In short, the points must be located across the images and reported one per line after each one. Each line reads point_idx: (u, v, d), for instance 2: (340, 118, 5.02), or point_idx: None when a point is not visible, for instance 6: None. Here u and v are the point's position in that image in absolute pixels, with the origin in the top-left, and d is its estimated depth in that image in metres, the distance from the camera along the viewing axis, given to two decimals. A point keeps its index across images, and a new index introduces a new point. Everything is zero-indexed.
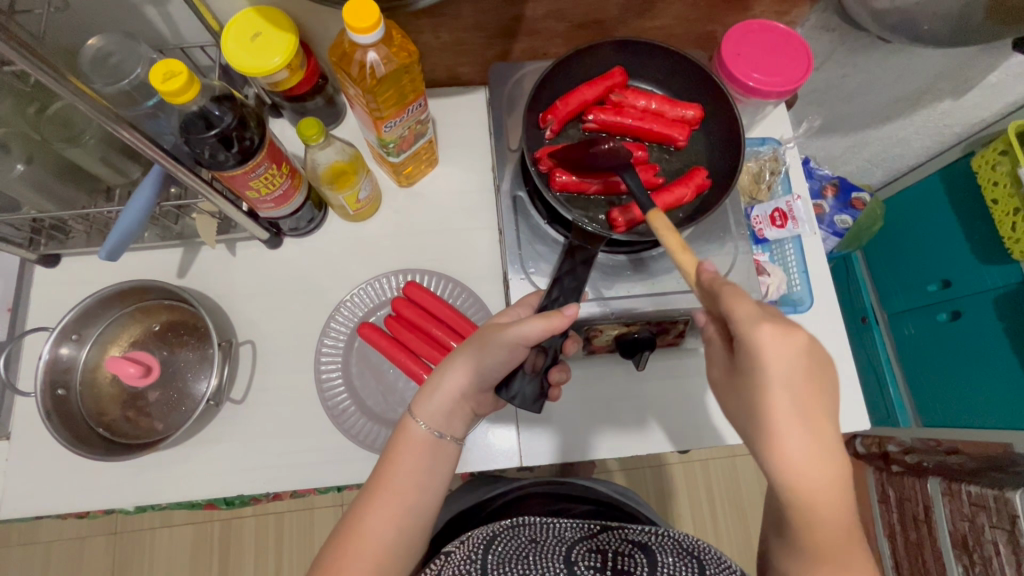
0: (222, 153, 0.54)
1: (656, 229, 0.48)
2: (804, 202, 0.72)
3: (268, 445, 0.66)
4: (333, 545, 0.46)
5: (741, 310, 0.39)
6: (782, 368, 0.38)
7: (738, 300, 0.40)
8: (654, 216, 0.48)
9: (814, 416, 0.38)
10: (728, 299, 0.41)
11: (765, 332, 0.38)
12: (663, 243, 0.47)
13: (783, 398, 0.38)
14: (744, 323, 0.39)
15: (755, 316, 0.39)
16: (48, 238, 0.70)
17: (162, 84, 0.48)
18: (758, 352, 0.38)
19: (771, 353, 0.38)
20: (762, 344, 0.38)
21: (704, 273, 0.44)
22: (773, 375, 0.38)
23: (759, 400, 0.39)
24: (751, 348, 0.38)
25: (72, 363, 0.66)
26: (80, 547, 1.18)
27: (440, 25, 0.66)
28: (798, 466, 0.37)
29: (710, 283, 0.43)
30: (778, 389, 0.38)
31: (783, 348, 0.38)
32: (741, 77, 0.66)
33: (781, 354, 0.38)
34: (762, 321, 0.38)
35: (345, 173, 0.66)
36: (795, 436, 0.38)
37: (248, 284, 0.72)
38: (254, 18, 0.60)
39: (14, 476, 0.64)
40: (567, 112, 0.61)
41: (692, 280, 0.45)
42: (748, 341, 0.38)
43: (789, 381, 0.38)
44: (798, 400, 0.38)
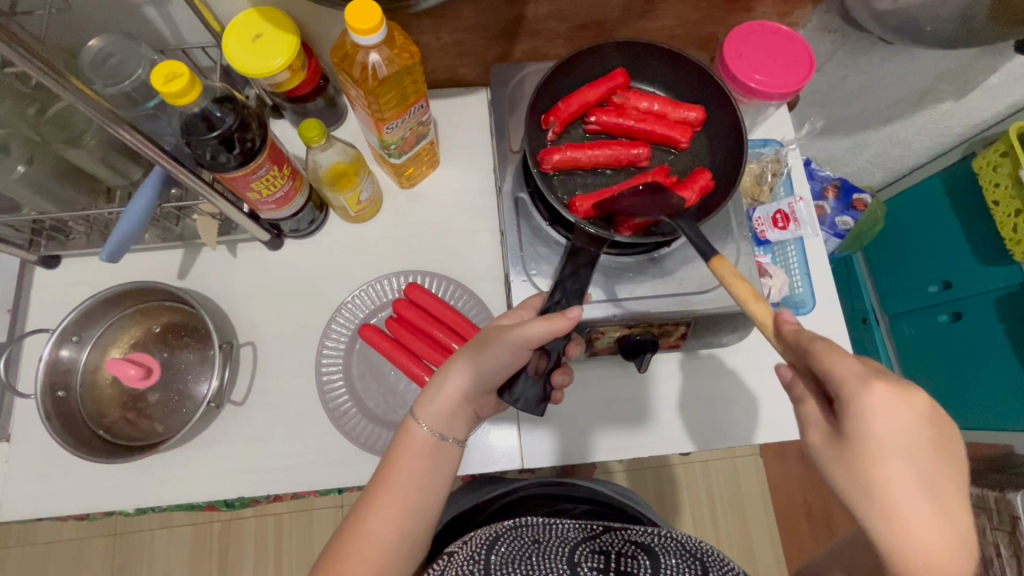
0: (223, 155, 0.54)
1: (724, 279, 0.44)
2: (807, 204, 0.72)
3: (269, 446, 0.65)
4: (337, 547, 0.46)
5: (843, 369, 0.37)
6: (901, 435, 0.36)
7: (837, 356, 0.37)
8: (719, 265, 0.45)
9: (939, 485, 0.36)
10: (823, 356, 0.38)
11: (873, 394, 0.36)
12: (734, 295, 0.44)
13: (903, 467, 0.36)
14: (851, 385, 0.36)
15: (859, 375, 0.37)
16: (48, 239, 0.70)
17: (163, 86, 0.48)
18: (872, 417, 0.36)
19: (885, 416, 0.36)
20: (876, 407, 0.36)
21: (785, 326, 0.41)
22: (889, 441, 0.36)
23: (874, 469, 0.36)
24: (864, 412, 0.36)
25: (72, 365, 0.66)
26: (79, 548, 1.18)
27: (441, 26, 0.65)
28: (925, 542, 0.35)
29: (794, 337, 0.40)
30: (897, 456, 0.36)
31: (900, 411, 0.36)
32: (743, 78, 0.66)
33: (898, 419, 0.36)
34: (872, 381, 0.36)
35: (346, 174, 0.65)
36: (916, 507, 0.35)
37: (248, 286, 0.71)
38: (254, 18, 0.60)
39: (14, 477, 0.64)
40: (569, 114, 0.61)
41: (769, 332, 0.43)
42: (860, 405, 0.36)
43: (909, 448, 0.36)
44: (919, 467, 0.36)
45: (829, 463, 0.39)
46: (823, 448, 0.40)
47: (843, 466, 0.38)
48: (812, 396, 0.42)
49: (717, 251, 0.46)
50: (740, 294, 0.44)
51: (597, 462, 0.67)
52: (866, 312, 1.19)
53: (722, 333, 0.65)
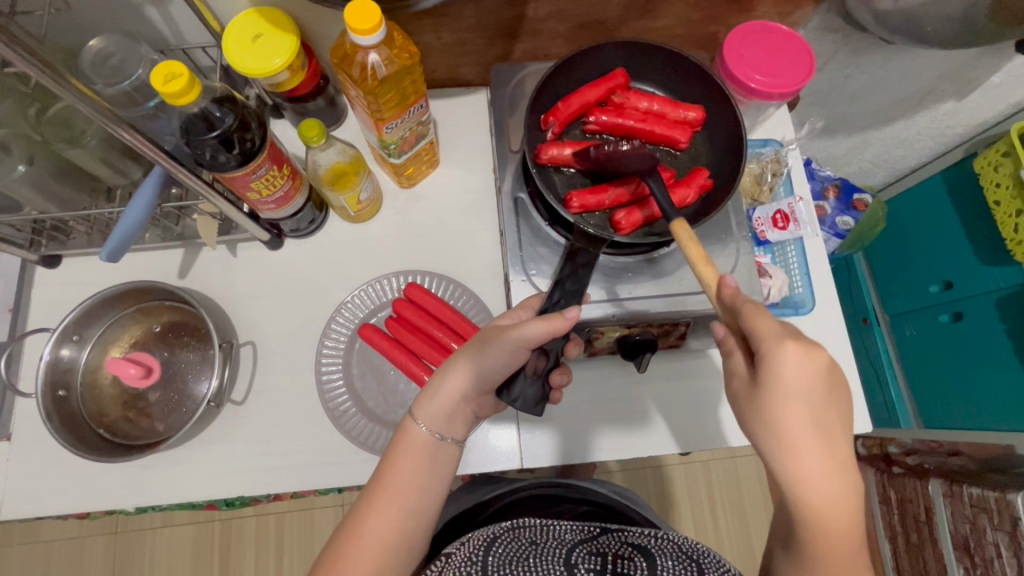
0: (223, 154, 0.54)
1: (681, 239, 0.47)
2: (807, 205, 0.72)
3: (268, 446, 0.66)
4: (335, 547, 0.46)
5: (763, 328, 0.41)
6: (802, 385, 0.40)
7: (760, 318, 0.42)
8: (678, 227, 0.47)
9: (830, 430, 0.40)
10: (749, 316, 0.42)
11: (786, 349, 0.40)
12: (688, 254, 0.45)
13: (801, 413, 0.40)
14: (767, 341, 0.40)
15: (777, 335, 0.41)
16: (48, 239, 0.70)
17: (163, 86, 0.48)
18: (780, 368, 0.40)
19: (792, 370, 0.40)
20: (785, 360, 0.39)
21: (727, 289, 0.44)
22: (794, 391, 0.40)
23: (778, 414, 0.40)
24: (772, 364, 0.40)
25: (72, 364, 0.66)
26: (81, 547, 1.18)
27: (441, 25, 0.65)
28: (811, 479, 0.39)
29: (731, 300, 0.44)
30: (797, 403, 0.40)
31: (804, 364, 0.39)
32: (743, 78, 0.66)
33: (803, 370, 0.39)
34: (785, 340, 0.40)
35: (346, 174, 0.66)
36: (809, 446, 0.39)
37: (249, 285, 0.72)
38: (255, 19, 0.60)
39: (15, 476, 0.64)
40: (569, 114, 0.61)
41: (712, 295, 0.45)
42: (770, 358, 0.40)
43: (807, 397, 0.40)
44: (815, 413, 0.40)
45: (745, 408, 0.43)
46: (743, 395, 0.44)
47: (754, 410, 0.42)
48: (737, 349, 0.45)
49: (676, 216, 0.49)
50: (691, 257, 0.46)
51: (597, 463, 0.66)
52: (868, 313, 1.19)
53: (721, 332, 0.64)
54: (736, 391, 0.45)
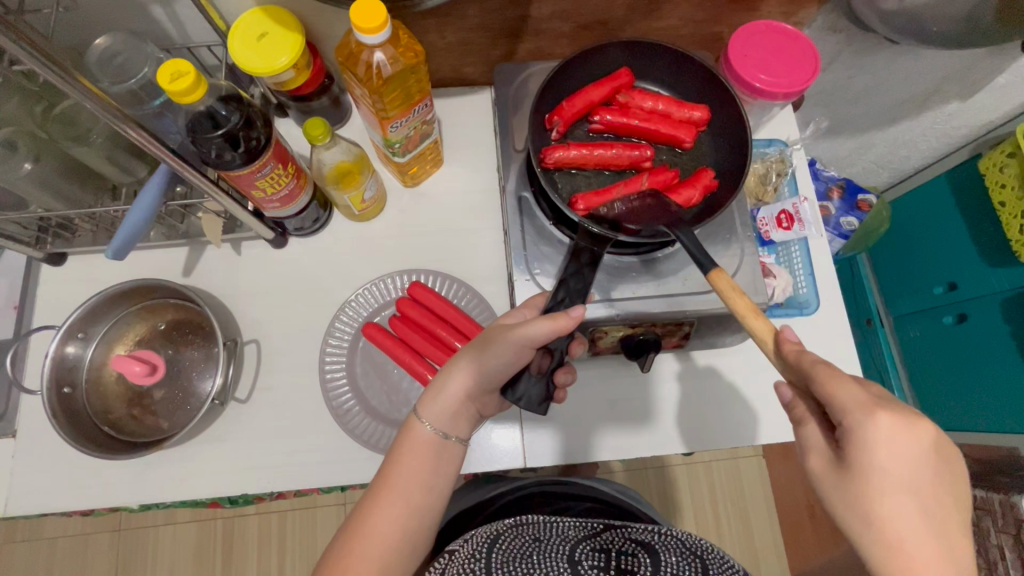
0: (228, 153, 0.54)
1: (723, 292, 0.46)
2: (812, 205, 0.71)
3: (272, 444, 0.66)
4: (340, 543, 0.46)
5: (848, 398, 0.38)
6: (904, 467, 0.36)
7: (839, 384, 0.39)
8: (717, 277, 0.46)
9: (943, 521, 0.36)
10: (827, 383, 0.40)
11: (880, 423, 0.37)
12: (734, 309, 0.45)
13: (906, 498, 0.36)
14: (856, 414, 0.38)
15: (863, 404, 0.38)
16: (54, 237, 0.70)
17: (169, 84, 0.48)
18: (876, 446, 0.37)
19: (889, 446, 0.37)
20: (881, 437, 0.37)
21: (787, 344, 0.43)
22: (894, 473, 0.37)
23: (878, 500, 0.37)
24: (867, 441, 0.37)
25: (77, 362, 0.66)
26: (84, 544, 1.19)
27: (445, 25, 0.66)
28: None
29: (795, 359, 0.42)
30: (899, 488, 0.36)
31: (905, 442, 0.36)
32: (748, 78, 0.66)
33: (903, 450, 0.37)
34: (877, 411, 0.37)
35: (350, 172, 0.66)
36: (921, 539, 0.36)
37: (253, 284, 0.72)
38: (261, 16, 0.60)
39: (19, 473, 0.65)
40: (574, 114, 0.60)
41: (770, 350, 0.44)
42: (863, 433, 0.37)
43: (913, 480, 0.37)
44: (922, 500, 0.37)
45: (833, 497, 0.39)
46: (824, 477, 0.40)
47: (846, 495, 0.38)
48: (811, 419, 0.43)
49: (716, 265, 0.48)
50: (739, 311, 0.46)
51: (600, 462, 0.66)
52: (872, 314, 1.19)
53: (725, 332, 0.64)
54: (814, 470, 0.41)
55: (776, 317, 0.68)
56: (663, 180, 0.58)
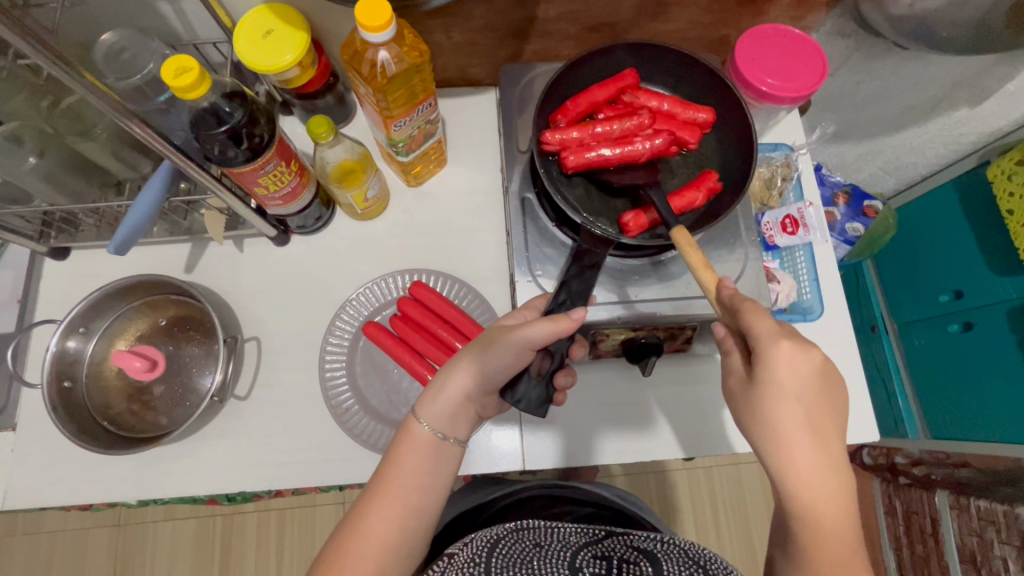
0: (231, 150, 0.54)
1: (680, 245, 0.49)
2: (817, 210, 0.71)
3: (271, 442, 0.65)
4: (335, 543, 0.46)
5: (761, 327, 0.42)
6: (795, 381, 0.41)
7: (758, 316, 0.43)
8: (679, 233, 0.49)
9: (821, 426, 0.42)
10: (747, 314, 0.43)
11: (780, 346, 0.41)
12: (688, 260, 0.48)
13: (795, 408, 0.42)
14: (764, 339, 0.42)
15: (773, 332, 0.42)
16: (58, 231, 0.70)
17: (173, 80, 0.47)
18: (772, 365, 0.41)
19: (787, 366, 0.41)
20: (778, 357, 0.41)
21: (726, 291, 0.46)
22: (786, 386, 0.42)
23: (771, 410, 0.42)
24: (769, 362, 0.42)
25: (78, 356, 0.66)
26: (84, 538, 1.19)
27: (452, 25, 0.65)
28: (802, 470, 0.41)
29: (729, 300, 0.46)
30: (788, 399, 0.42)
31: (794, 360, 0.41)
32: (755, 82, 0.66)
33: (794, 366, 0.41)
34: (782, 338, 0.42)
35: (353, 171, 0.66)
36: (802, 440, 0.41)
37: (255, 281, 0.72)
38: (266, 13, 0.61)
39: (18, 466, 0.65)
40: (577, 114, 0.60)
41: (713, 297, 0.47)
42: (767, 355, 0.42)
43: (801, 392, 0.42)
44: (808, 409, 0.42)
45: (741, 405, 0.45)
46: (738, 392, 0.46)
47: (749, 405, 0.44)
48: (735, 348, 0.47)
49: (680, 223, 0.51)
50: (692, 262, 0.48)
51: (600, 465, 0.66)
52: (877, 321, 1.18)
53: None
54: (732, 388, 0.47)
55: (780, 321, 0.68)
56: (656, 146, 0.57)
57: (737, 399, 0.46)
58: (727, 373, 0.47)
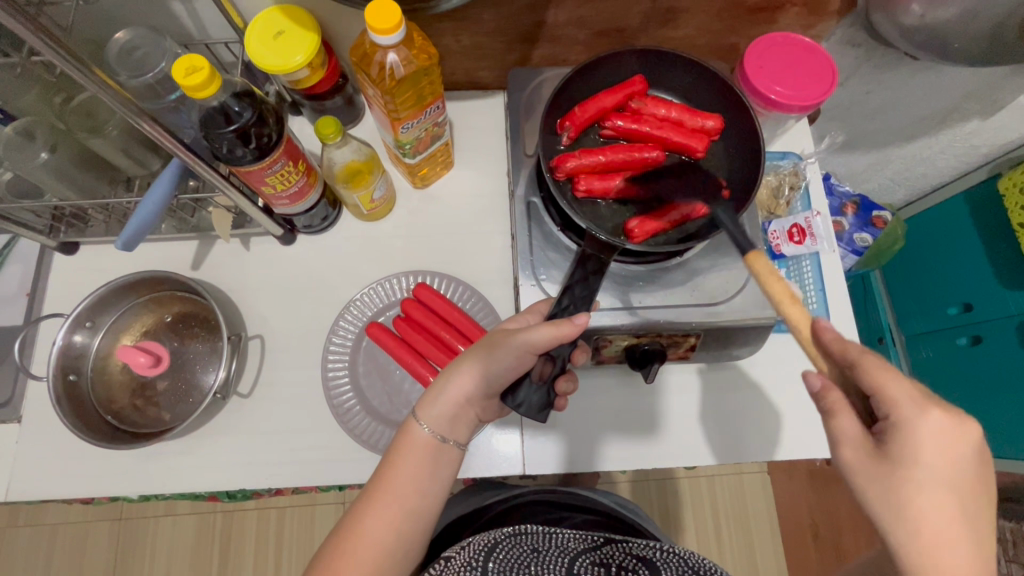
0: (240, 149, 0.54)
1: (760, 273, 0.43)
2: (825, 219, 0.70)
3: (272, 441, 0.66)
4: (333, 543, 0.46)
5: (901, 393, 0.38)
6: (950, 464, 0.37)
7: (889, 377, 0.39)
8: (756, 259, 0.43)
9: (976, 524, 0.37)
10: (875, 374, 0.39)
11: (928, 420, 0.37)
12: (771, 293, 0.42)
13: (947, 496, 0.37)
14: (909, 408, 0.38)
15: (915, 400, 0.38)
16: (68, 226, 0.71)
17: (184, 79, 0.48)
18: (921, 443, 0.37)
19: (937, 444, 0.37)
20: (928, 433, 0.37)
21: (825, 333, 0.41)
22: (935, 470, 0.37)
23: (919, 497, 0.37)
24: (916, 436, 0.37)
25: (84, 351, 0.66)
26: (85, 531, 1.20)
27: (461, 29, 0.66)
28: (957, 574, 0.35)
29: (836, 345, 0.41)
30: (941, 486, 0.37)
31: (949, 440, 0.37)
32: (763, 90, 0.66)
33: (947, 447, 0.37)
34: (930, 408, 0.37)
35: (360, 172, 0.66)
36: (957, 537, 0.36)
37: (260, 280, 0.72)
38: (278, 15, 0.61)
39: (21, 458, 0.65)
40: (585, 120, 0.60)
41: (803, 335, 0.42)
42: (914, 428, 0.37)
43: (953, 478, 0.37)
44: (961, 500, 0.37)
45: (867, 487, 0.39)
46: (858, 468, 0.39)
47: (885, 487, 0.38)
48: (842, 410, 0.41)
49: (754, 245, 0.44)
50: (774, 293, 0.43)
51: (601, 472, 0.66)
52: (884, 333, 1.16)
53: (733, 346, 0.63)
54: (846, 461, 0.40)
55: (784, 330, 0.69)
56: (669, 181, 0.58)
57: (859, 477, 0.39)
58: (841, 442, 0.40)
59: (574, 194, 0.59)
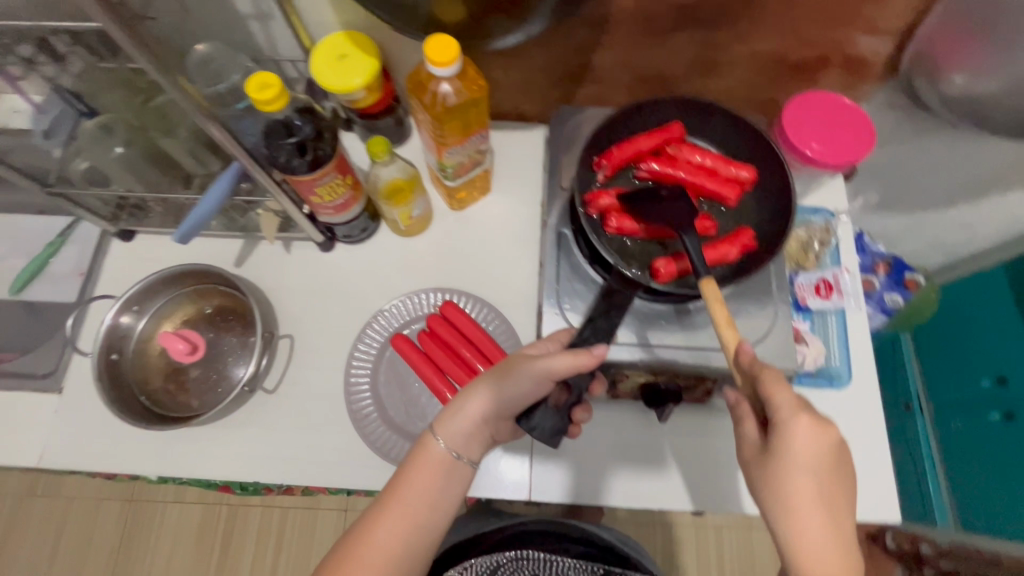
0: (296, 159, 0.59)
1: (707, 299, 0.49)
2: (852, 277, 0.71)
3: (290, 438, 0.68)
4: (343, 547, 0.48)
5: (780, 398, 0.44)
6: (813, 453, 0.43)
7: (778, 387, 0.45)
8: (706, 286, 0.50)
9: (835, 503, 0.43)
10: (768, 384, 0.45)
11: (799, 421, 0.43)
12: (712, 317, 0.48)
13: (808, 479, 0.43)
14: (783, 411, 0.44)
15: (791, 405, 0.44)
16: (129, 215, 0.76)
17: (256, 93, 0.52)
18: (790, 436, 0.43)
19: (805, 438, 0.43)
20: (800, 430, 0.43)
21: (745, 355, 0.47)
22: (803, 459, 0.43)
23: (787, 481, 0.43)
24: (786, 431, 0.44)
25: (128, 332, 0.71)
26: (96, 508, 1.23)
27: (510, 64, 0.70)
28: (813, 543, 0.41)
29: (751, 367, 0.46)
30: (804, 471, 0.43)
31: (813, 434, 0.43)
32: (799, 145, 0.68)
33: (811, 441, 0.43)
34: (800, 412, 0.44)
35: (403, 190, 0.69)
36: (814, 513, 0.42)
37: (296, 282, 0.76)
38: (344, 39, 0.66)
39: (57, 428, 0.69)
40: (621, 159, 0.62)
41: (730, 357, 0.48)
42: (785, 425, 0.44)
43: (816, 463, 0.43)
44: (821, 483, 0.43)
45: (754, 474, 0.46)
46: (753, 460, 0.47)
47: (763, 474, 0.45)
48: (749, 417, 0.49)
49: (708, 274, 0.51)
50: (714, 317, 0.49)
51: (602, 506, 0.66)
52: (910, 397, 1.10)
53: None
54: (746, 457, 0.48)
55: (805, 386, 0.67)
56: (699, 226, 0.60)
57: (750, 467, 0.47)
58: (742, 442, 0.49)
59: (604, 231, 0.61)
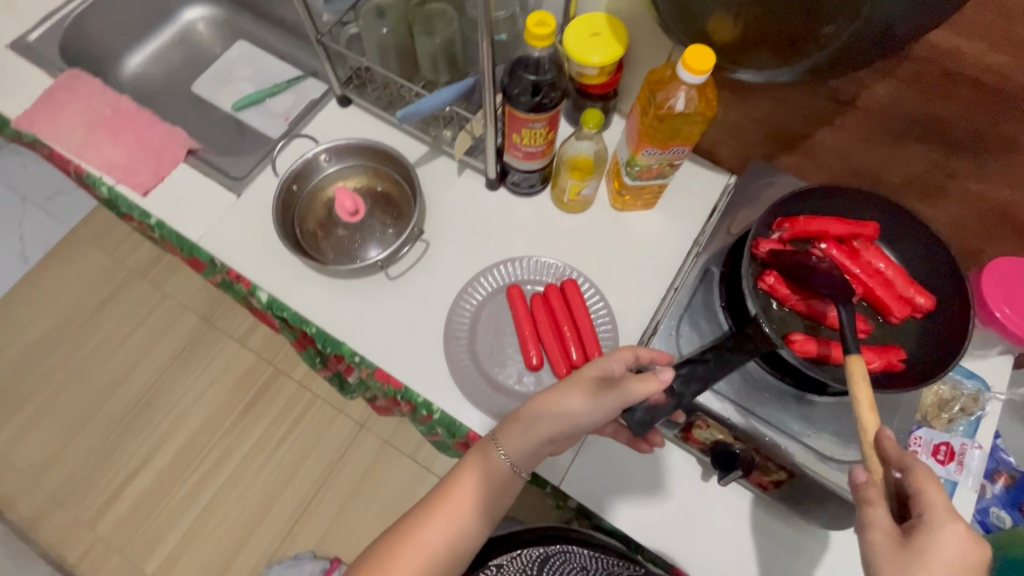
0: (525, 97, 0.64)
1: (853, 374, 0.49)
2: (982, 457, 0.65)
3: (387, 322, 0.75)
4: (402, 533, 0.58)
5: (937, 499, 0.41)
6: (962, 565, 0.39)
7: (931, 486, 0.42)
8: (854, 361, 0.50)
9: None
10: (920, 479, 0.43)
11: (956, 527, 0.40)
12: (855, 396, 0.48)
13: None
14: (940, 513, 0.41)
15: (949, 511, 0.41)
16: (356, 85, 0.86)
17: (532, 27, 0.59)
18: (940, 539, 0.40)
19: (955, 547, 0.40)
20: (950, 536, 0.40)
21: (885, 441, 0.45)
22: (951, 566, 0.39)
23: None
24: (935, 531, 0.40)
25: (310, 173, 0.82)
26: (179, 314, 1.40)
27: (735, 104, 0.72)
28: None
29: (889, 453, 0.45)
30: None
31: (965, 549, 0.40)
32: (991, 305, 0.66)
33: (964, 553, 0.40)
34: (960, 520, 0.40)
35: (583, 168, 0.74)
36: None
37: (452, 202, 0.82)
38: (602, 20, 0.71)
39: (223, 224, 0.80)
40: (805, 230, 0.61)
41: (866, 436, 0.47)
42: (935, 524, 0.41)
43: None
44: None
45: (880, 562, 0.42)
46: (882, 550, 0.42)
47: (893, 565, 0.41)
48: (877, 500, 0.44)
49: (858, 349, 0.51)
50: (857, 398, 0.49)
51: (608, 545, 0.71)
52: None
53: (819, 508, 0.60)
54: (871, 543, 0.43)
55: None
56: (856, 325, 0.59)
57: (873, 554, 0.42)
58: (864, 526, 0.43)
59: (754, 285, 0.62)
